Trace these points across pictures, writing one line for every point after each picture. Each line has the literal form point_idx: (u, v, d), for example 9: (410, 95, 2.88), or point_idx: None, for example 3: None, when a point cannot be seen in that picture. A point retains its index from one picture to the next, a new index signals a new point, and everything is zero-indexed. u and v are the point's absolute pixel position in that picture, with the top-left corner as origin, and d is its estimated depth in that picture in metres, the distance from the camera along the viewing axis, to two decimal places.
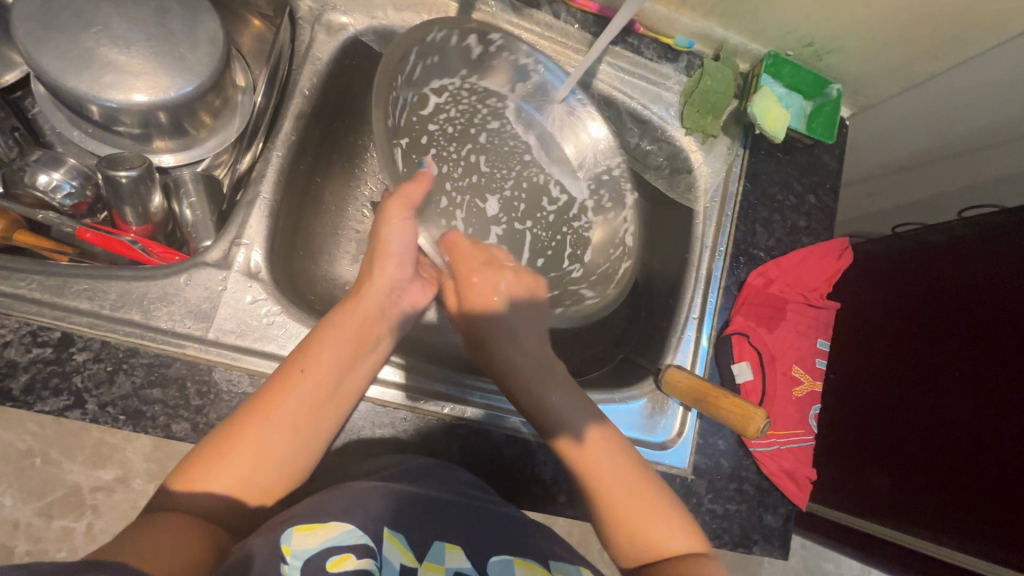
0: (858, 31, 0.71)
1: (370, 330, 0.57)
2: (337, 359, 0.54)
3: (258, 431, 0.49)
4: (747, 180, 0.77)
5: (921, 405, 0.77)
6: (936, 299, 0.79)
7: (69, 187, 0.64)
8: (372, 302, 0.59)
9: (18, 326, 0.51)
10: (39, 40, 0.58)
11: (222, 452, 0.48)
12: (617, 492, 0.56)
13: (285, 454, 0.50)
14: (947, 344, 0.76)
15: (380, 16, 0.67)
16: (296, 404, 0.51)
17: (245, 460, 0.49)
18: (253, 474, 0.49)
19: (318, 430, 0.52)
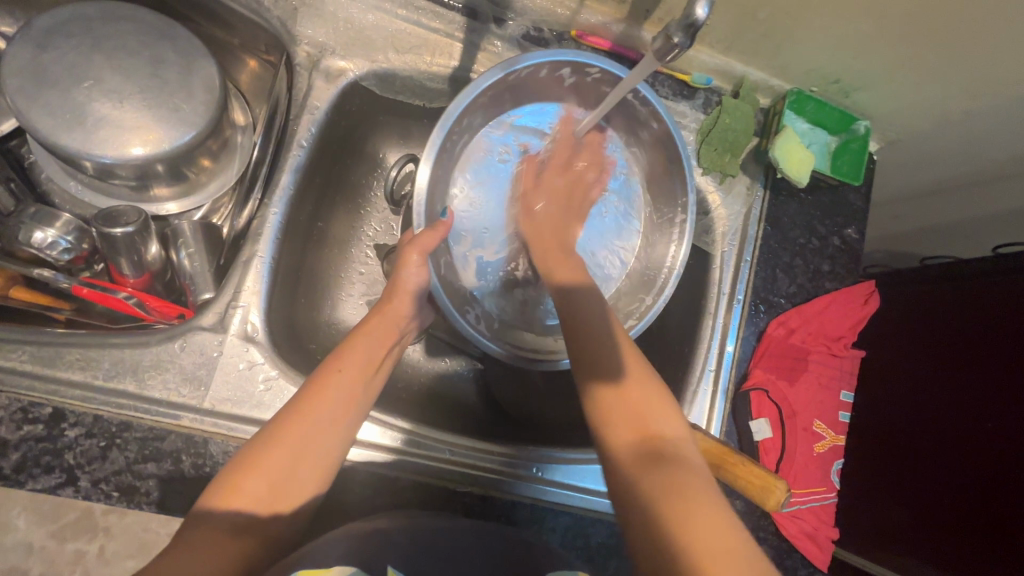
0: (888, 69, 0.66)
1: (388, 340, 0.58)
2: (365, 365, 0.55)
3: (290, 445, 0.47)
4: (768, 223, 0.73)
5: (947, 456, 0.71)
6: (973, 342, 0.72)
7: (65, 242, 0.62)
8: (391, 319, 0.59)
9: (10, 402, 0.50)
10: (30, 96, 0.56)
11: (253, 465, 0.46)
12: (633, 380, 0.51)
13: (317, 466, 0.48)
14: (982, 395, 0.69)
15: (381, 59, 0.64)
16: (332, 406, 0.51)
17: (283, 466, 0.47)
18: (287, 485, 0.47)
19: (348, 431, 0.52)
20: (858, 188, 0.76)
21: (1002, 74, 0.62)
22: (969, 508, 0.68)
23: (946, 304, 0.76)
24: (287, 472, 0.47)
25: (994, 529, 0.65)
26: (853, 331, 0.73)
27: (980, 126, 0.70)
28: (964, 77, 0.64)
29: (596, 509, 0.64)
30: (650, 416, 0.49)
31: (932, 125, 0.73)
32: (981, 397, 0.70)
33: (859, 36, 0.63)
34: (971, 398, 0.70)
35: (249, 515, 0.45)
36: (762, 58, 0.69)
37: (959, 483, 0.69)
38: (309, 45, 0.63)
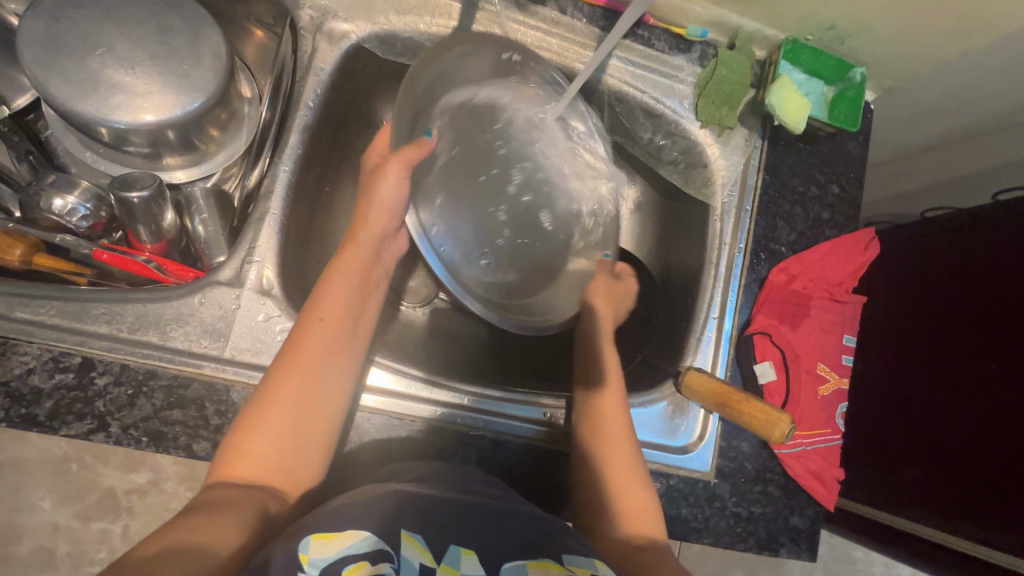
0: (884, 12, 0.67)
1: (370, 274, 0.60)
2: (350, 303, 0.56)
3: (284, 397, 0.50)
4: (766, 173, 0.74)
5: (952, 395, 0.72)
6: (980, 282, 0.72)
7: (84, 209, 0.64)
8: (366, 250, 0.60)
9: (41, 352, 0.52)
10: (45, 65, 0.58)
11: (252, 442, 0.49)
12: (620, 461, 0.60)
13: (318, 411, 0.51)
14: (986, 334, 0.70)
15: (382, 21, 0.66)
16: (320, 347, 0.53)
17: (282, 420, 0.50)
18: (295, 442, 0.50)
19: (342, 370, 0.54)
20: (856, 137, 0.77)
21: (995, 12, 0.62)
22: (969, 446, 0.69)
23: (955, 244, 0.77)
24: (289, 436, 0.50)
25: (990, 466, 0.67)
26: (853, 277, 0.74)
27: (977, 67, 0.70)
28: (958, 16, 0.64)
29: None
30: (636, 504, 0.59)
31: (929, 70, 0.73)
32: (985, 337, 0.70)
33: None
34: (977, 338, 0.71)
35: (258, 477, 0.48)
36: (757, 8, 0.69)
37: (959, 420, 0.71)
38: (311, 9, 0.65)
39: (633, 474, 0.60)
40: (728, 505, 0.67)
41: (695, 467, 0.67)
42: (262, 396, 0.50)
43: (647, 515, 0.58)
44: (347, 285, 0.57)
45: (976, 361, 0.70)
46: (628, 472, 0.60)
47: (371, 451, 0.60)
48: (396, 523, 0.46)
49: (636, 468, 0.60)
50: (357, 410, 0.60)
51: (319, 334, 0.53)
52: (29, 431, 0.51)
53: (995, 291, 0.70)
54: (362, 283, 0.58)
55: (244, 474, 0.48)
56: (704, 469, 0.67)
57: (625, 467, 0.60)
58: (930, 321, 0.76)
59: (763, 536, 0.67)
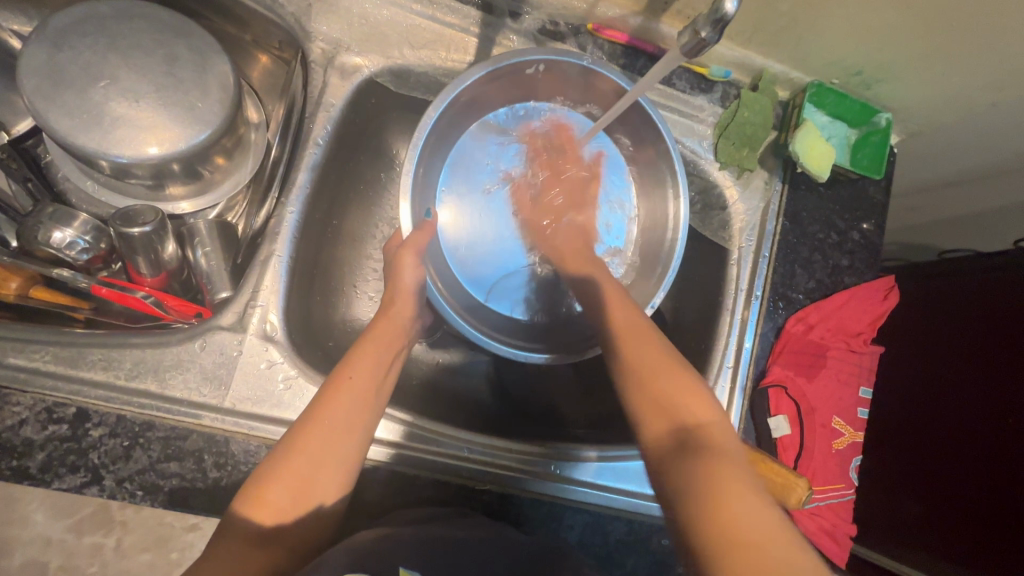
0: (914, 60, 0.65)
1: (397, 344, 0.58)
2: (379, 367, 0.55)
3: (308, 453, 0.48)
4: (786, 218, 0.72)
5: (955, 441, 0.69)
6: (991, 327, 0.69)
7: (82, 241, 0.62)
8: (397, 322, 0.59)
9: (34, 403, 0.50)
10: (46, 97, 0.56)
11: (268, 491, 0.46)
12: (647, 354, 0.52)
13: (338, 462, 0.49)
14: (995, 381, 0.67)
15: (396, 55, 0.64)
16: (351, 406, 0.51)
17: (303, 471, 0.47)
18: (310, 492, 0.47)
19: (368, 427, 0.52)
20: (879, 182, 0.75)
21: None
22: (968, 493, 0.67)
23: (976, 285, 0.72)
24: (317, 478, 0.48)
25: (991, 515, 0.64)
26: (872, 326, 0.72)
27: (1009, 118, 0.68)
28: (992, 69, 0.62)
29: (614, 506, 0.64)
30: (671, 394, 0.49)
31: (956, 118, 0.71)
32: (994, 383, 0.67)
33: (886, 28, 0.61)
34: (991, 386, 0.67)
35: (269, 524, 0.45)
36: (783, 50, 0.68)
37: (959, 466, 0.68)
38: (323, 42, 0.63)
39: (680, 382, 0.49)
40: None
41: None
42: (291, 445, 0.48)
43: (690, 403, 0.48)
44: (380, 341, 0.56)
45: (994, 414, 0.66)
46: (654, 363, 0.51)
47: (374, 502, 0.58)
48: (394, 560, 0.46)
49: (668, 355, 0.52)
50: None
51: (349, 395, 0.51)
52: (19, 484, 0.49)
53: (1017, 342, 0.66)
54: (391, 352, 0.57)
55: (265, 522, 0.45)
56: None
57: (666, 383, 0.49)
58: (950, 367, 0.72)
59: None
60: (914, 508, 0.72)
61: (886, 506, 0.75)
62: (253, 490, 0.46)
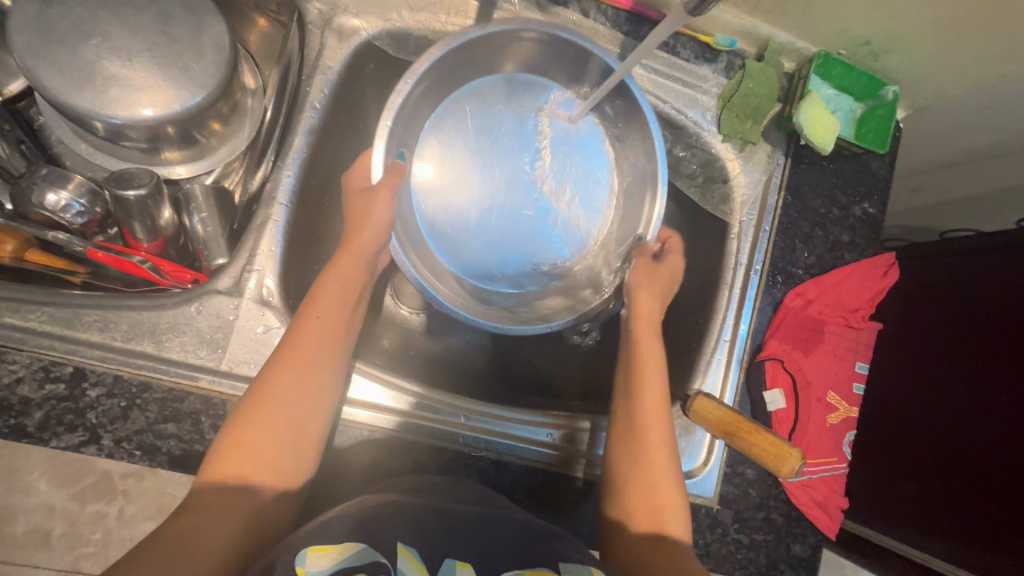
0: (925, 29, 0.64)
1: (358, 282, 0.58)
2: (340, 311, 0.54)
3: (276, 406, 0.48)
4: (788, 192, 0.71)
5: (948, 422, 0.69)
6: (993, 307, 0.68)
7: (78, 205, 0.61)
8: (355, 259, 0.58)
9: (30, 361, 0.50)
10: (37, 54, 0.55)
11: (239, 445, 0.47)
12: (652, 457, 0.55)
13: (308, 413, 0.50)
14: (993, 363, 0.66)
15: (394, 18, 0.63)
16: (314, 352, 0.51)
17: (273, 427, 0.48)
18: (281, 447, 0.48)
19: (333, 377, 0.53)
20: (883, 157, 0.74)
21: None
22: (957, 473, 0.67)
23: (971, 263, 0.72)
24: (271, 453, 0.48)
25: (976, 499, 0.64)
26: (871, 303, 0.72)
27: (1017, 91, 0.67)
28: (1002, 40, 0.61)
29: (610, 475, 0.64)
30: (661, 505, 0.54)
31: (965, 92, 0.70)
32: (993, 365, 0.66)
33: None
34: (981, 361, 0.67)
35: (244, 479, 0.46)
36: (790, 19, 0.66)
37: (950, 447, 0.68)
38: (320, 3, 0.61)
39: (664, 479, 0.55)
40: (729, 532, 0.66)
41: (698, 493, 0.66)
42: (250, 425, 0.47)
43: (672, 517, 0.54)
44: (338, 297, 0.55)
45: (983, 389, 0.66)
46: (655, 471, 0.55)
47: (371, 467, 0.59)
48: (388, 540, 0.44)
49: (671, 466, 0.56)
50: (353, 426, 0.59)
51: (312, 341, 0.52)
52: (18, 441, 0.49)
53: (1009, 318, 0.66)
54: (352, 291, 0.57)
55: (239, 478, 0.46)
56: (707, 494, 0.66)
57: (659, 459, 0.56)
58: (943, 343, 0.72)
59: (763, 563, 0.66)
60: (906, 481, 0.72)
61: (876, 480, 0.75)
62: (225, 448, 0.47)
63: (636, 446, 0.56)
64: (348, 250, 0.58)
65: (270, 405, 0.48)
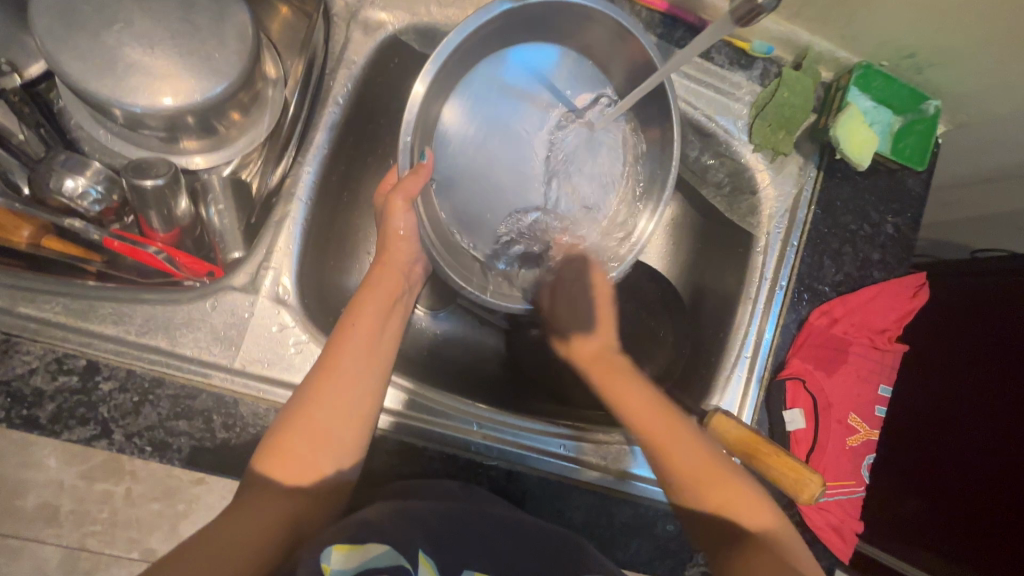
0: (972, 44, 0.61)
1: (395, 291, 0.58)
2: (379, 313, 0.55)
3: (320, 401, 0.49)
4: (819, 207, 0.69)
5: (961, 442, 0.68)
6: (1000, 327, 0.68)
7: (95, 192, 0.61)
8: (390, 272, 0.59)
9: (44, 352, 0.50)
10: (59, 39, 0.54)
11: (288, 441, 0.47)
12: (686, 478, 0.54)
13: (353, 404, 0.49)
14: (1003, 381, 0.66)
15: (422, 12, 0.61)
16: (358, 350, 0.52)
17: (317, 421, 0.48)
18: (325, 439, 0.48)
19: (380, 371, 0.52)
20: (918, 174, 0.71)
21: None
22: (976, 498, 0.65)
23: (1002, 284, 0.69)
24: (320, 445, 0.48)
25: (981, 511, 0.64)
26: (898, 324, 0.70)
27: None
28: None
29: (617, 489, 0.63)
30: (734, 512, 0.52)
31: (1011, 111, 0.67)
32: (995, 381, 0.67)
33: (946, 5, 0.57)
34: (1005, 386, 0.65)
35: (291, 475, 0.47)
36: (831, 27, 0.64)
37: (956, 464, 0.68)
38: None
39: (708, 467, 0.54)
40: None
41: None
42: (290, 419, 0.48)
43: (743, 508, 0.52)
44: (375, 304, 0.55)
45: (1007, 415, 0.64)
46: (703, 473, 0.53)
47: (381, 470, 0.58)
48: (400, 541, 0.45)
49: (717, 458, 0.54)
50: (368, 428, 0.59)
51: (355, 342, 0.52)
52: (31, 433, 0.49)
53: None
54: (389, 298, 0.57)
55: (287, 476, 0.46)
56: None
57: (675, 440, 0.55)
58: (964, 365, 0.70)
59: None
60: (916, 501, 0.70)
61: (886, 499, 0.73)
62: (274, 444, 0.47)
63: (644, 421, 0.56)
64: (380, 263, 0.59)
65: (317, 400, 0.49)
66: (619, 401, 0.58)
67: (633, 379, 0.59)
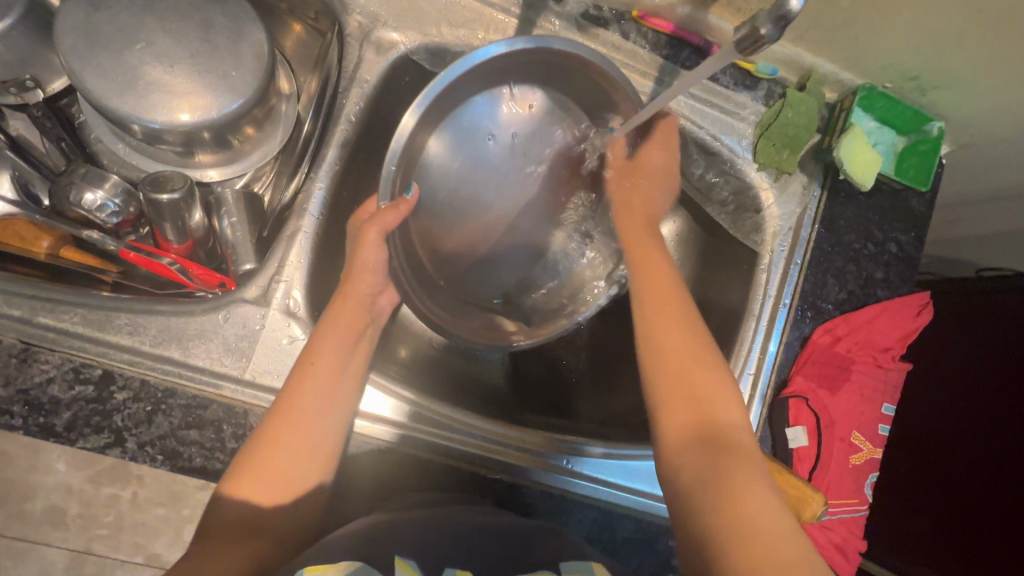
0: (976, 68, 0.62)
1: (361, 321, 0.57)
2: (340, 348, 0.54)
3: (279, 447, 0.49)
4: (822, 225, 0.70)
5: (962, 463, 0.68)
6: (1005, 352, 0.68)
7: (113, 205, 0.62)
8: (355, 301, 0.57)
9: (62, 363, 0.51)
10: (82, 57, 0.55)
11: (245, 487, 0.48)
12: (684, 360, 0.51)
13: (314, 444, 0.51)
14: (1003, 404, 0.67)
15: (433, 33, 0.62)
16: (315, 391, 0.51)
17: (278, 466, 0.49)
18: (288, 481, 0.49)
19: (339, 409, 0.53)
20: (922, 194, 0.72)
21: None
22: (976, 517, 0.66)
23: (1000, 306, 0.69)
24: (281, 486, 0.49)
25: (982, 533, 0.65)
26: (902, 342, 0.70)
27: None
28: None
29: (620, 503, 0.63)
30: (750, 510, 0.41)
31: (1014, 133, 0.68)
32: (1000, 409, 0.67)
33: (950, 30, 0.58)
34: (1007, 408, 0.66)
35: (250, 520, 0.48)
36: (836, 49, 0.65)
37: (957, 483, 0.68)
38: (361, 15, 0.62)
39: (717, 378, 0.51)
40: None
41: None
42: (252, 453, 0.49)
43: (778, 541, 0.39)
44: (336, 339, 0.54)
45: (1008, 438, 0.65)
46: (698, 377, 0.50)
47: (387, 481, 0.59)
48: (389, 553, 0.46)
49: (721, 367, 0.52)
50: (374, 441, 0.59)
51: (314, 382, 0.52)
52: (46, 440, 0.50)
53: None
54: (353, 329, 0.56)
55: (249, 520, 0.47)
56: None
57: (717, 407, 0.49)
58: (966, 386, 0.70)
59: None
60: (921, 517, 0.70)
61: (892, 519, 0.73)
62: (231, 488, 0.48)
63: (682, 395, 0.50)
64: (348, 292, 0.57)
65: (277, 445, 0.49)
66: (663, 359, 0.52)
67: (676, 308, 0.55)
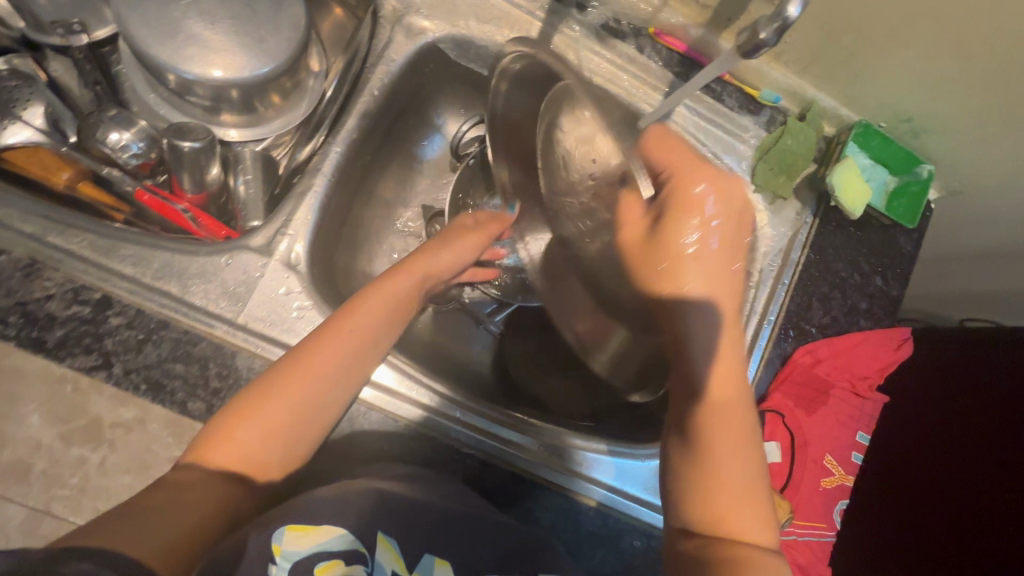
0: (965, 114, 0.66)
1: (413, 294, 0.60)
2: (388, 308, 0.57)
3: (303, 378, 0.50)
4: (812, 251, 0.72)
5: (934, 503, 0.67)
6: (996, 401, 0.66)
7: (136, 147, 0.65)
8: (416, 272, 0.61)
9: (64, 282, 0.52)
10: (131, 4, 0.59)
11: (258, 404, 0.49)
12: (729, 414, 0.52)
13: (331, 390, 0.51)
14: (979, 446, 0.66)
15: (461, 25, 0.66)
16: (354, 338, 0.53)
17: (295, 395, 0.50)
18: (296, 417, 0.50)
19: (366, 362, 0.54)
20: (910, 233, 0.75)
21: None
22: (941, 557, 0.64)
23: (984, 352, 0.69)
24: (290, 419, 0.49)
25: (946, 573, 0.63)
26: (880, 373, 0.72)
27: None
28: None
29: (591, 498, 0.63)
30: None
31: (998, 182, 0.71)
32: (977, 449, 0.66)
33: (941, 75, 0.62)
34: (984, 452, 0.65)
35: (250, 441, 0.48)
36: (835, 85, 0.69)
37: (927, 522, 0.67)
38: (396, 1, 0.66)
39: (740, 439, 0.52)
40: None
41: None
42: (268, 381, 0.50)
43: None
44: (388, 299, 0.57)
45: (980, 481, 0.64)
46: (731, 442, 0.52)
47: (360, 443, 0.60)
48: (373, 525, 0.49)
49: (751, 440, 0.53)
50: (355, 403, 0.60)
51: (355, 328, 0.54)
52: (36, 355, 0.51)
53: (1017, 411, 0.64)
54: (407, 298, 0.59)
55: (249, 438, 0.48)
56: None
57: (727, 481, 0.51)
58: (943, 426, 0.69)
59: None
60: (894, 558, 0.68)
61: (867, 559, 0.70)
62: (246, 403, 0.49)
63: (703, 461, 0.52)
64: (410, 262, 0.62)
65: (303, 374, 0.50)
66: (711, 406, 0.52)
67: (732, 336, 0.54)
